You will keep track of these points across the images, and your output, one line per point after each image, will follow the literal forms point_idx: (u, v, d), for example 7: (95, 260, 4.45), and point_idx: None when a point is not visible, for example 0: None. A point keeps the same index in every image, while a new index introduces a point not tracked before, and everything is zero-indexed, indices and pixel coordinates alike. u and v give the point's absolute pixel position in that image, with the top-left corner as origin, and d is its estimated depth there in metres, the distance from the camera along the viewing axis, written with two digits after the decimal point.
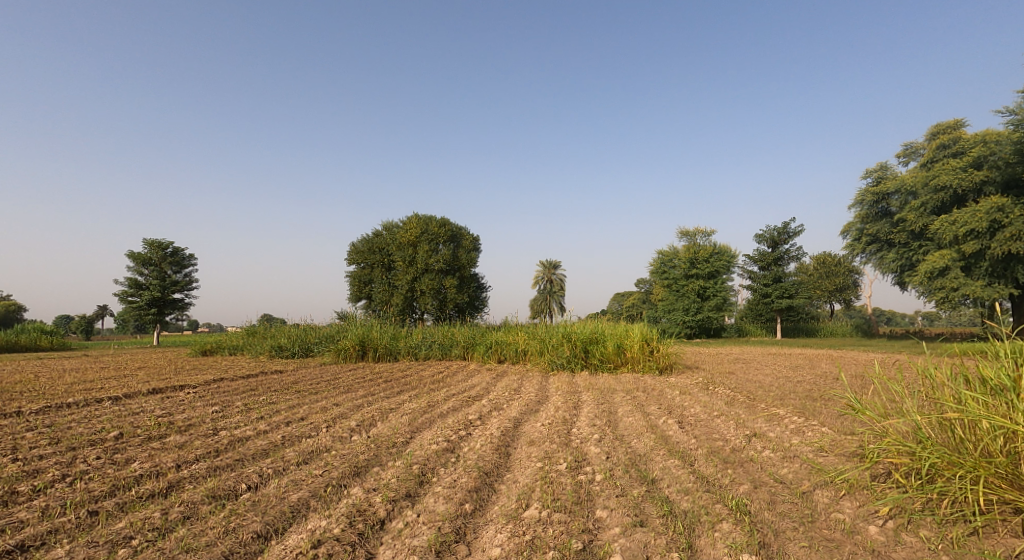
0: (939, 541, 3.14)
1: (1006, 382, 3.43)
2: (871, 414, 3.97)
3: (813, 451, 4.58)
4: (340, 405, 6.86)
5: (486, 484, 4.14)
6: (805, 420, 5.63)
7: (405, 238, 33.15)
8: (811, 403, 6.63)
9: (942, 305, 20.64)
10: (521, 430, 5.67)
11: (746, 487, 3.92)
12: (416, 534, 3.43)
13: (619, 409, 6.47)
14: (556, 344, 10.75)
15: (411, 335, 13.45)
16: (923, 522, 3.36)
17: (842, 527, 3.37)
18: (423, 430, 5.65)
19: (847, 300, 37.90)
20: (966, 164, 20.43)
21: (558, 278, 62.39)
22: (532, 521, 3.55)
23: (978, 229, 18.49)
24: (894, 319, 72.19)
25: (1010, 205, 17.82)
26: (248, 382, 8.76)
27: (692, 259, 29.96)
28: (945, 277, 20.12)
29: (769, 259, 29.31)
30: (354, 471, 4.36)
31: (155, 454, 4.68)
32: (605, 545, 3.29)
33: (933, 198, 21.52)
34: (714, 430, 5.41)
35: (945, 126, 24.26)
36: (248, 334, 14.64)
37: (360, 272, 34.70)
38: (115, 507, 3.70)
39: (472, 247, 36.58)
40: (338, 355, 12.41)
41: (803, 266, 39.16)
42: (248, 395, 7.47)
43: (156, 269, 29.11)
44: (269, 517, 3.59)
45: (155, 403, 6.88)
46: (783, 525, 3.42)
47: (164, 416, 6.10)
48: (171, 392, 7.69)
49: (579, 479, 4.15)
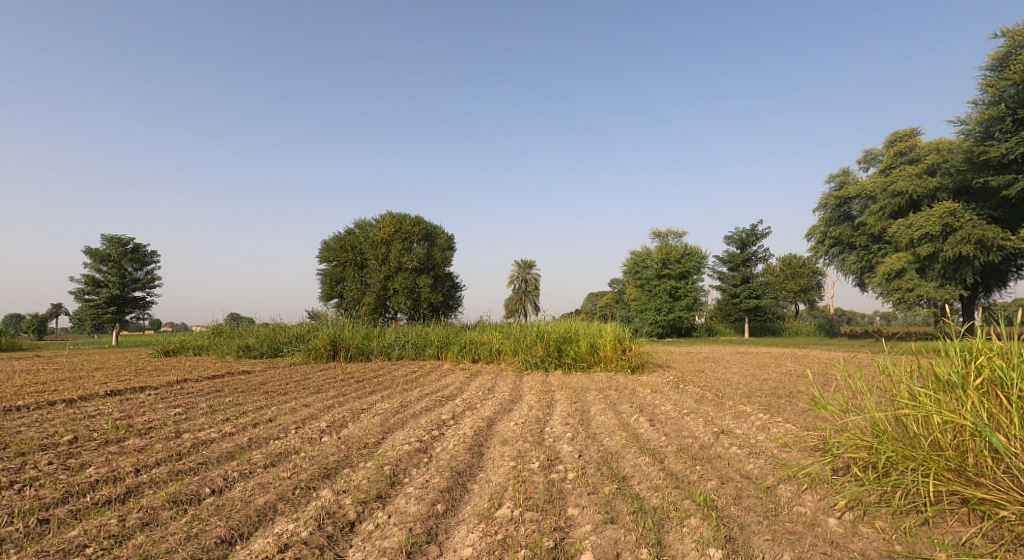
0: (893, 532, 3.27)
1: (956, 378, 3.57)
2: (833, 410, 4.10)
3: (778, 447, 4.70)
4: (309, 406, 6.73)
5: (458, 484, 4.14)
6: (770, 417, 5.77)
7: (378, 236, 32.78)
8: (777, 401, 6.78)
9: (898, 305, 21.37)
10: (494, 430, 5.67)
11: (713, 483, 4.01)
12: (387, 536, 3.41)
13: (591, 408, 6.52)
14: (530, 343, 10.83)
15: (384, 335, 13.30)
16: (879, 513, 3.49)
17: (804, 520, 3.48)
18: (394, 430, 5.59)
19: (811, 301, 39.07)
20: (920, 171, 21.35)
21: (533, 278, 63.29)
22: (504, 520, 3.57)
23: (931, 234, 19.21)
24: (854, 318, 74.95)
25: (960, 210, 18.60)
26: (213, 384, 8.52)
27: (664, 259, 30.41)
28: (901, 279, 20.93)
29: (738, 261, 29.98)
30: (323, 473, 4.30)
31: (112, 458, 4.53)
32: (576, 543, 3.32)
33: (891, 203, 22.47)
34: (684, 428, 5.50)
35: (902, 134, 25.36)
36: (214, 334, 14.27)
37: (331, 271, 34.15)
38: (67, 515, 3.58)
39: (446, 246, 36.47)
40: (308, 355, 12.21)
41: (769, 267, 40.15)
42: (212, 397, 7.28)
43: (114, 266, 28.18)
44: (234, 522, 3.52)
45: (113, 406, 6.62)
46: (748, 519, 3.51)
47: (122, 419, 5.90)
48: (130, 394, 7.43)
49: (551, 478, 4.17)
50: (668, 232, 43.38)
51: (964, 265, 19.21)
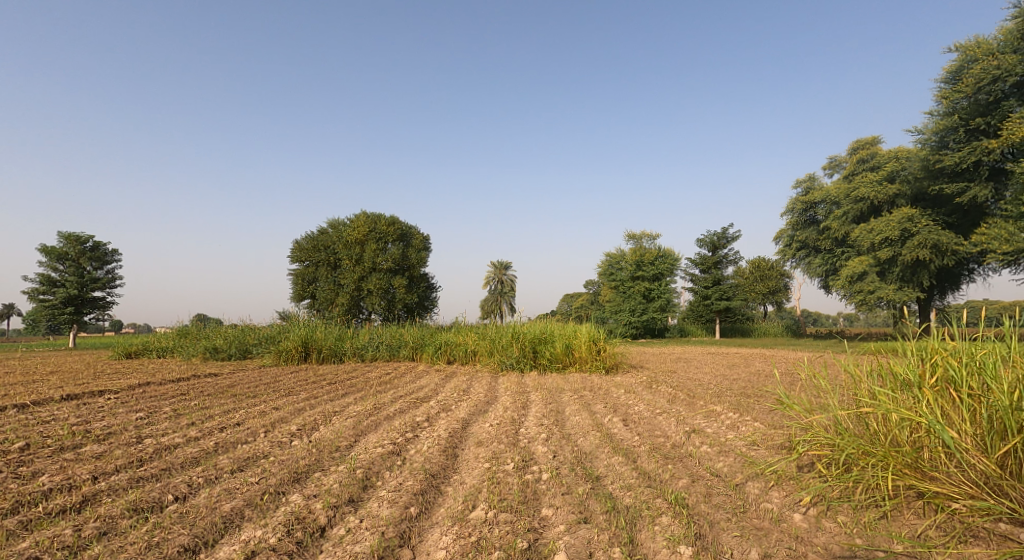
0: (853, 525, 3.38)
1: (912, 377, 3.70)
2: (798, 409, 4.21)
3: (747, 445, 4.81)
4: (279, 409, 6.61)
5: (432, 487, 4.12)
6: (740, 416, 5.91)
7: (352, 236, 32.40)
8: (747, 400, 6.94)
9: (860, 307, 22.06)
10: (469, 431, 5.66)
11: (685, 481, 4.08)
12: (358, 540, 3.38)
13: (566, 408, 6.57)
14: (506, 344, 10.84)
15: (358, 336, 13.16)
16: (841, 508, 3.60)
17: (771, 516, 3.57)
18: (367, 433, 5.54)
19: (779, 303, 40.10)
20: (881, 178, 22.13)
21: (509, 279, 63.32)
22: (477, 522, 3.56)
23: (891, 238, 19.92)
24: (820, 320, 77.31)
25: (918, 216, 19.35)
26: (177, 387, 8.28)
27: (638, 261, 30.77)
28: (863, 282, 21.62)
29: (709, 263, 30.55)
30: (293, 477, 4.23)
31: (68, 466, 4.38)
32: (549, 543, 3.33)
33: (854, 208, 23.23)
34: (657, 427, 5.58)
35: (864, 142, 26.22)
36: (179, 336, 13.88)
37: (303, 271, 33.57)
38: (18, 526, 3.44)
39: (422, 246, 36.21)
40: (278, 356, 11.96)
41: (739, 269, 41.01)
42: (177, 400, 7.08)
43: (72, 264, 27.19)
44: (198, 529, 3.44)
45: (70, 411, 6.38)
46: (717, 517, 3.58)
47: (80, 425, 5.70)
48: (88, 399, 7.17)
49: (526, 479, 4.19)
50: (642, 234, 43.94)
51: (921, 269, 19.95)
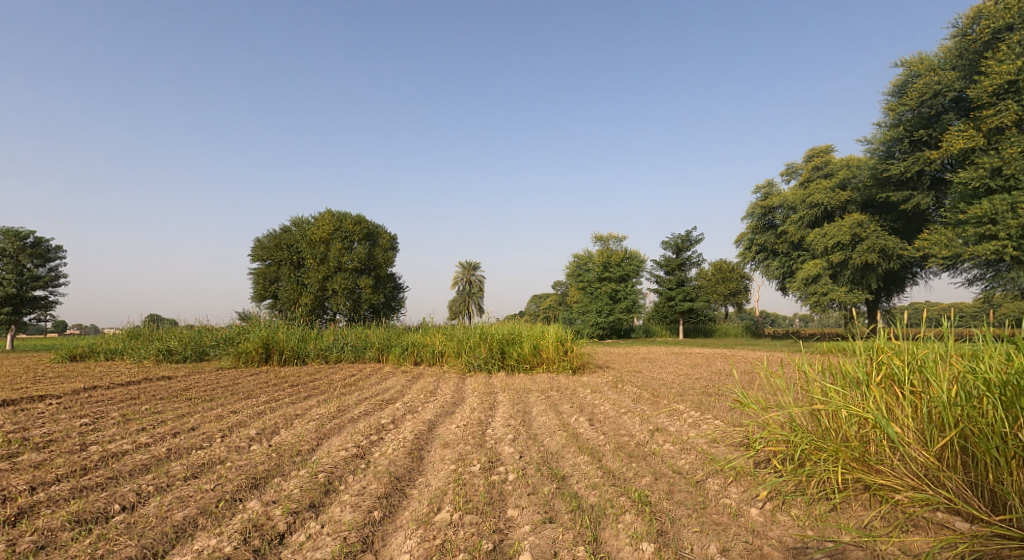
0: (806, 518, 3.49)
1: (860, 375, 3.85)
2: (755, 407, 4.33)
3: (708, 442, 4.92)
4: (237, 413, 6.41)
5: (396, 490, 4.07)
6: (701, 414, 6.04)
7: (316, 234, 31.77)
8: (709, 399, 7.09)
9: (814, 308, 22.84)
10: (434, 433, 5.62)
11: (648, 479, 4.14)
12: (319, 546, 3.30)
13: (533, 409, 6.58)
14: (473, 345, 10.80)
15: (322, 338, 12.90)
16: (794, 501, 3.72)
17: (729, 511, 3.65)
18: (330, 436, 5.43)
19: (740, 304, 41.23)
20: (833, 185, 22.99)
21: (477, 279, 63.13)
22: (442, 524, 3.53)
23: (843, 242, 20.71)
24: (778, 321, 79.99)
25: (867, 221, 20.19)
26: (128, 391, 7.94)
27: (604, 263, 31.13)
28: (817, 284, 22.40)
29: (674, 265, 31.15)
30: (251, 483, 4.11)
31: (4, 476, 4.14)
32: (514, 544, 3.33)
33: (808, 214, 24.07)
34: (622, 426, 5.65)
35: (818, 150, 27.17)
36: (131, 338, 13.31)
37: (264, 271, 32.71)
38: None
39: (388, 246, 35.76)
40: (238, 358, 11.60)
41: (702, 272, 41.94)
42: (127, 405, 6.78)
43: (11, 262, 25.80)
44: (147, 540, 3.30)
45: (7, 418, 6.04)
46: (679, 513, 3.65)
47: (18, 432, 5.39)
48: (29, 404, 6.81)
49: (491, 480, 4.17)
50: (609, 236, 44.46)
51: (870, 272, 20.78)
